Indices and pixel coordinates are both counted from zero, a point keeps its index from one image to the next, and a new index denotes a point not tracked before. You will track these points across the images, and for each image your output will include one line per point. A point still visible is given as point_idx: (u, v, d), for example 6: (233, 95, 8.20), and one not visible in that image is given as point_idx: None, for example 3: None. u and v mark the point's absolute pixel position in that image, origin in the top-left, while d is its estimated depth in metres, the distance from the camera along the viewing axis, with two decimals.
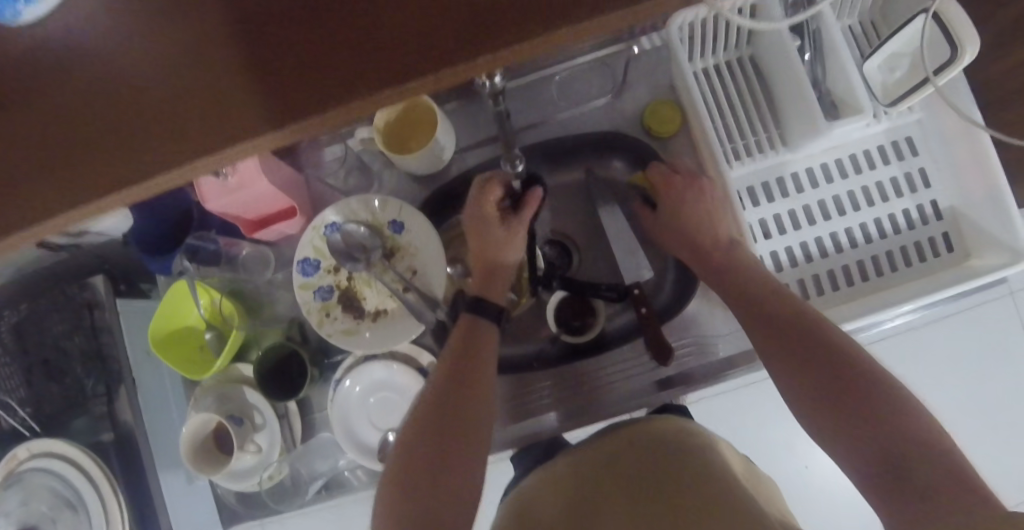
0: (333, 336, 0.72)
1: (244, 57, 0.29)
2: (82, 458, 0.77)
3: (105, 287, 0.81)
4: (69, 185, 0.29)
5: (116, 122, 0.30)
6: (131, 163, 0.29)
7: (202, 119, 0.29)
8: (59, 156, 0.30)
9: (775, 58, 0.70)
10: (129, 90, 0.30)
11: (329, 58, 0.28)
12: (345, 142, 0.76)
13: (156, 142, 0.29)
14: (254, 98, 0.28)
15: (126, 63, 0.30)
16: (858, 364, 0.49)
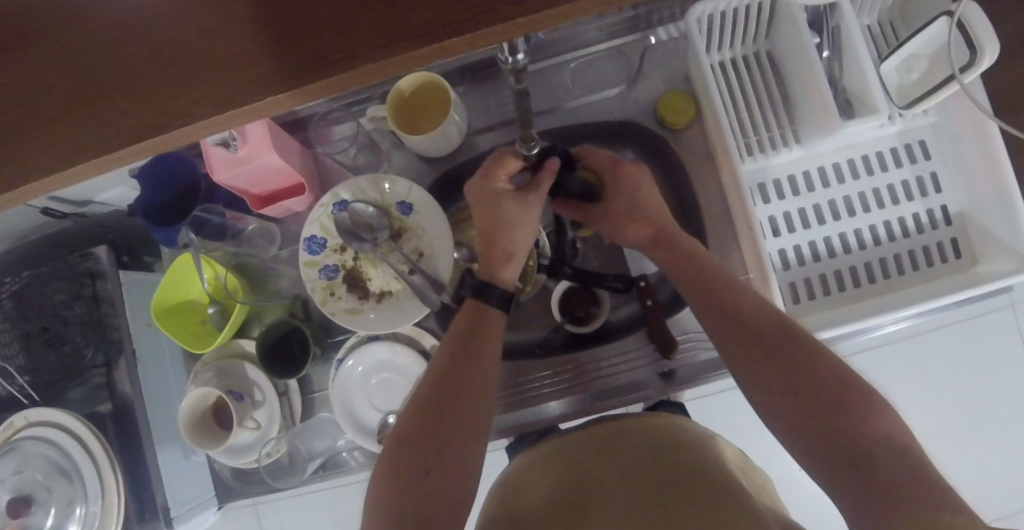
0: (336, 314, 0.72)
1: (268, 11, 0.28)
2: (78, 427, 0.76)
3: (108, 257, 0.81)
4: (97, 128, 0.30)
5: (138, 68, 0.30)
6: (153, 114, 0.29)
7: (221, 72, 0.29)
8: (85, 99, 0.30)
9: (792, 54, 0.69)
10: (148, 37, 0.29)
11: (354, 14, 0.28)
12: (356, 120, 0.76)
13: (176, 93, 0.29)
14: (280, 51, 0.28)
15: (146, 12, 0.30)
16: (814, 356, 0.49)
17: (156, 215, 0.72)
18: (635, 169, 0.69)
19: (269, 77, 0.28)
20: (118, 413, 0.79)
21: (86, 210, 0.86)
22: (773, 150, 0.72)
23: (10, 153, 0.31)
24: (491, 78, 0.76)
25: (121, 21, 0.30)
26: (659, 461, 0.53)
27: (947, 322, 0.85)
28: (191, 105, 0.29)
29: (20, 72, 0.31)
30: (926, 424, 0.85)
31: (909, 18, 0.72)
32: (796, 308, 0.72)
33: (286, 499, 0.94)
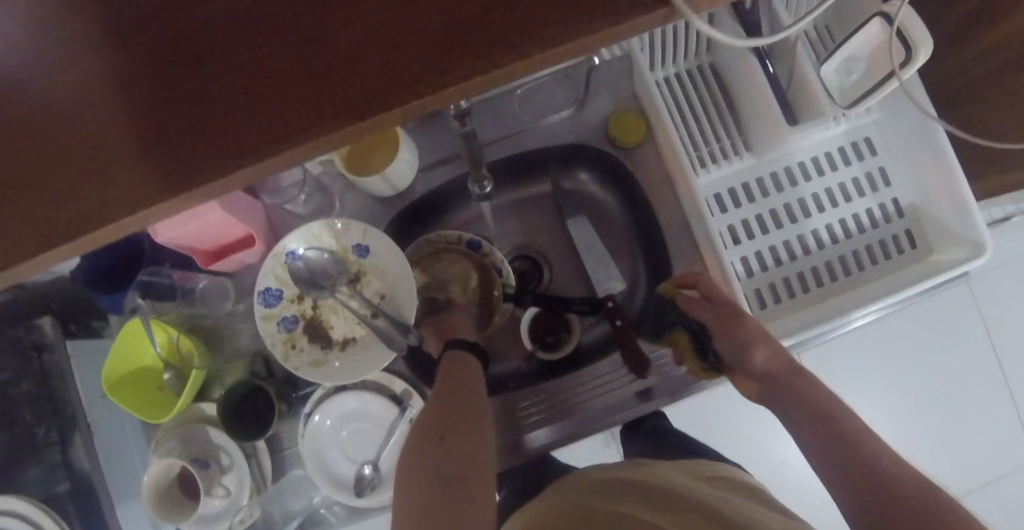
0: (299, 369, 0.69)
1: (196, 107, 0.29)
2: (28, 509, 0.70)
3: (53, 328, 0.77)
4: (19, 237, 0.29)
5: (56, 168, 0.29)
6: (77, 211, 0.29)
7: (152, 160, 0.29)
8: (8, 206, 0.29)
9: (733, 66, 0.70)
10: (76, 129, 0.29)
11: (290, 93, 0.28)
12: (304, 166, 0.74)
13: (104, 187, 0.29)
14: (211, 144, 0.29)
15: (65, 107, 0.30)
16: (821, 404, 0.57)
17: (104, 281, 0.70)
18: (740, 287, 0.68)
19: (206, 163, 0.29)
20: (79, 492, 0.75)
21: (26, 281, 0.80)
22: (725, 159, 0.72)
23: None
24: (440, 111, 0.75)
25: (51, 109, 0.30)
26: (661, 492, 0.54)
27: (915, 318, 0.89)
28: (119, 198, 0.28)
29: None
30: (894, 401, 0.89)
31: (843, 24, 0.73)
32: (763, 314, 0.72)
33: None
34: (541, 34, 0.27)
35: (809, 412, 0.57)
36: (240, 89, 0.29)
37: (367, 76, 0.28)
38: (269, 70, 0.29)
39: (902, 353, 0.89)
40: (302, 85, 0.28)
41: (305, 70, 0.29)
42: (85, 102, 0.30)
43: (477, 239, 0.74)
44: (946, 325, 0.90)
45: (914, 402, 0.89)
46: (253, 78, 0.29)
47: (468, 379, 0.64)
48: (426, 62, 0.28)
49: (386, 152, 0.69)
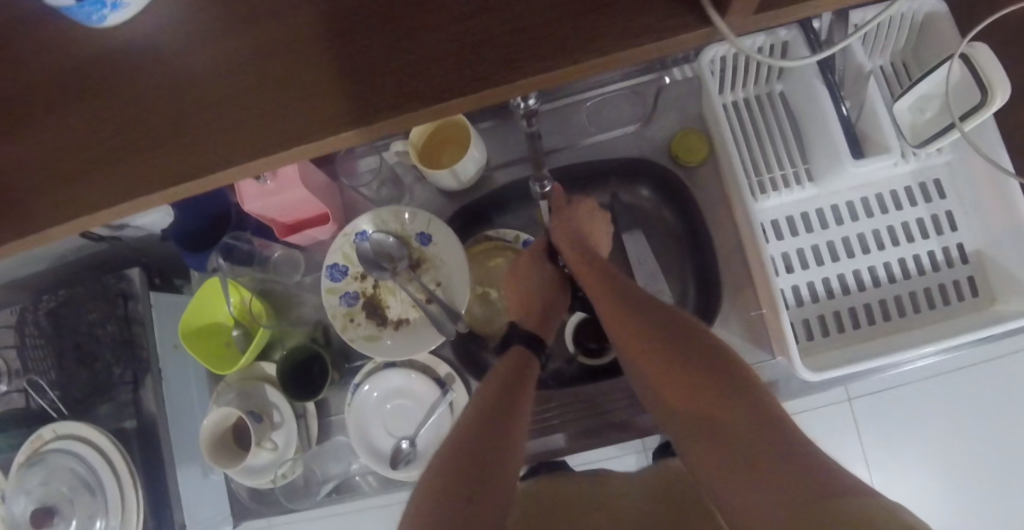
0: (355, 341, 0.74)
1: (303, 67, 0.32)
2: (100, 439, 0.79)
3: (140, 280, 0.84)
4: (148, 170, 0.34)
5: (185, 115, 0.34)
6: (196, 157, 0.33)
7: (258, 119, 0.32)
8: (143, 143, 0.34)
9: (803, 95, 0.71)
10: (203, 83, 0.34)
11: (384, 67, 0.32)
12: (381, 154, 0.79)
13: (219, 139, 0.33)
14: (316, 102, 0.32)
15: (195, 63, 0.34)
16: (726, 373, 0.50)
17: (192, 240, 0.77)
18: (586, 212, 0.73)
19: (307, 121, 0.32)
20: (143, 430, 0.82)
21: (123, 234, 0.88)
22: (786, 187, 0.73)
23: (58, 185, 0.35)
24: (511, 116, 0.79)
25: (181, 68, 0.34)
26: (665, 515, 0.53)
27: (953, 367, 0.90)
28: (232, 145, 0.33)
29: (86, 113, 0.35)
30: (939, 454, 0.90)
31: (921, 59, 0.73)
32: (809, 345, 0.73)
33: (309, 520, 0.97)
34: (599, 41, 0.30)
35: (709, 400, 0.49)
36: (335, 62, 0.32)
37: (455, 59, 0.31)
38: (366, 44, 0.32)
39: (936, 397, 0.90)
40: (395, 63, 0.32)
41: (402, 48, 0.32)
42: (212, 59, 0.34)
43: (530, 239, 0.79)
44: (988, 376, 0.89)
45: (943, 449, 0.90)
46: (351, 50, 0.32)
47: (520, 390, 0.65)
48: (509, 54, 0.31)
49: (458, 151, 0.74)
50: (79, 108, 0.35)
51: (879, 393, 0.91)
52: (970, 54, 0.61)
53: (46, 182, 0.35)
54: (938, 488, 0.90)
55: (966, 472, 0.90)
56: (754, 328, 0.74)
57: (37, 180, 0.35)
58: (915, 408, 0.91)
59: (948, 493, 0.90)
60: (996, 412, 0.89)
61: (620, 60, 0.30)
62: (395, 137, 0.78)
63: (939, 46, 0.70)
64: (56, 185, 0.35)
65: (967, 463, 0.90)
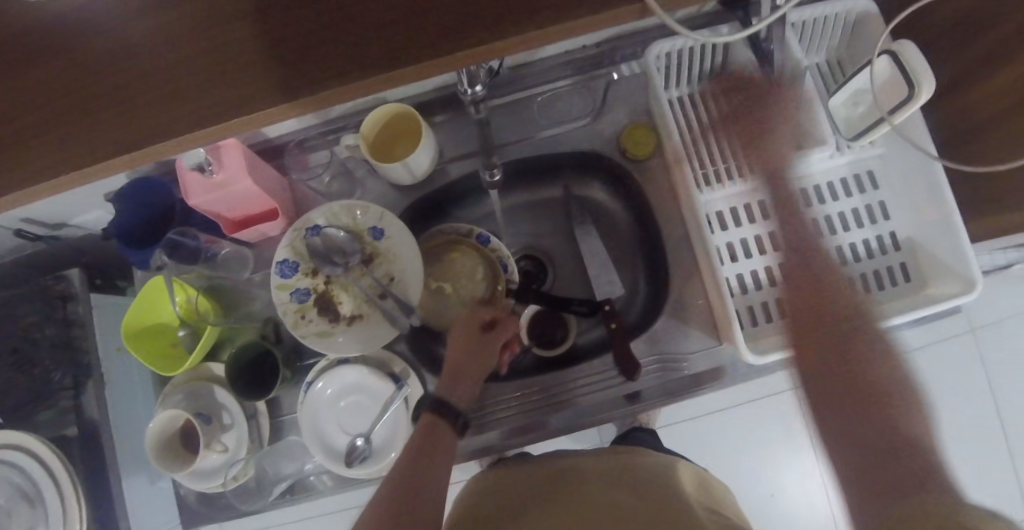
0: (306, 337, 0.72)
1: (229, 44, 0.32)
2: (39, 447, 0.76)
3: (80, 280, 0.82)
4: (68, 145, 0.33)
5: (108, 91, 0.33)
6: (126, 131, 0.33)
7: (186, 97, 0.32)
8: (66, 120, 0.33)
9: (745, 88, 0.74)
10: (125, 60, 0.33)
11: (312, 42, 0.32)
12: (331, 149, 0.79)
13: (147, 117, 0.33)
14: (242, 80, 0.32)
15: (116, 41, 0.33)
16: (850, 321, 0.58)
17: (134, 237, 0.75)
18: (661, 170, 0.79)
19: (237, 100, 0.32)
20: (87, 437, 0.79)
21: (61, 234, 0.87)
22: (731, 179, 0.76)
23: None
24: (463, 110, 0.79)
25: (107, 45, 0.33)
26: (612, 501, 0.55)
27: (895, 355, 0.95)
28: (159, 121, 0.33)
29: (5, 90, 0.34)
30: None
31: (854, 56, 0.77)
32: (755, 330, 0.75)
33: (273, 526, 0.96)
34: (536, 16, 0.30)
35: (829, 370, 0.55)
36: (258, 36, 0.32)
37: (384, 32, 0.31)
38: (287, 21, 0.32)
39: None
40: (324, 40, 0.32)
41: (327, 23, 0.32)
42: (133, 36, 0.33)
43: (486, 234, 0.78)
44: (938, 363, 0.93)
45: None
46: (276, 27, 0.32)
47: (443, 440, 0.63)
48: (442, 29, 0.31)
49: (409, 143, 0.74)
50: (1, 87, 0.34)
51: None
52: (899, 50, 0.64)
53: None
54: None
55: None
56: (704, 316, 0.76)
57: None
58: None
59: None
60: (938, 394, 0.93)
61: (555, 37, 0.31)
62: (346, 131, 0.77)
63: (870, 43, 0.73)
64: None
65: None
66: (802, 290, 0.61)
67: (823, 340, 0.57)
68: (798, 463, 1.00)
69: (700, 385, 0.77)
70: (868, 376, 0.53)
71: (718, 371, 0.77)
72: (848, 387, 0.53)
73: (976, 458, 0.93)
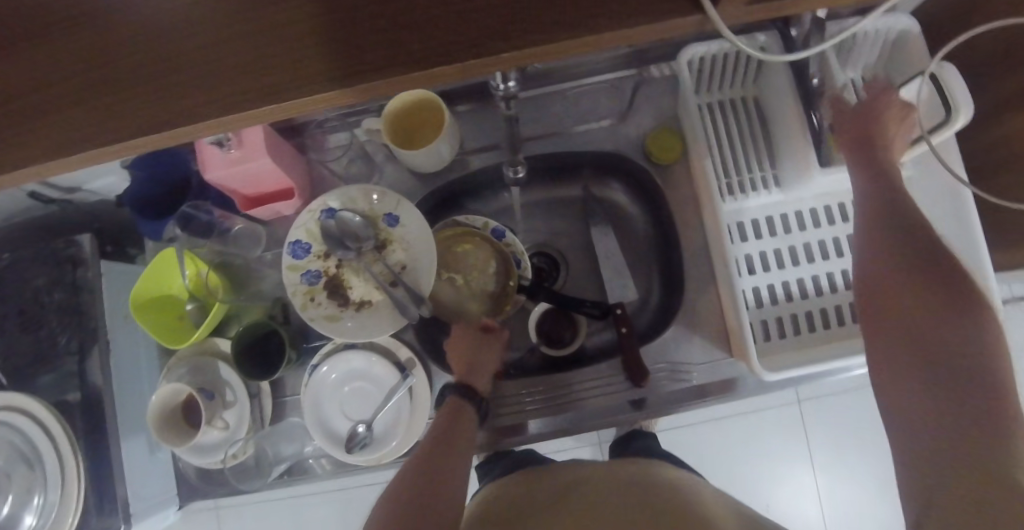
0: (315, 320, 0.72)
1: (275, 32, 0.33)
2: (42, 411, 0.76)
3: (92, 245, 0.80)
4: (99, 122, 0.33)
5: (147, 71, 0.33)
6: (160, 110, 0.33)
7: (226, 81, 0.32)
8: (99, 97, 0.33)
9: (776, 100, 0.72)
10: (169, 42, 0.33)
11: (359, 36, 0.32)
12: (352, 131, 0.78)
13: (183, 98, 0.32)
14: (283, 68, 0.32)
15: (162, 22, 0.34)
16: (957, 272, 0.48)
17: (148, 207, 0.74)
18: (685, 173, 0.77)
19: (277, 86, 0.32)
20: (87, 404, 0.78)
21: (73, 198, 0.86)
22: (756, 191, 0.74)
23: (11, 136, 0.34)
24: (488, 102, 0.79)
25: (153, 25, 0.34)
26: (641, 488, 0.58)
27: None
28: (195, 104, 0.32)
29: (44, 61, 0.34)
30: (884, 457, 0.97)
31: (891, 72, 0.75)
32: (767, 345, 0.74)
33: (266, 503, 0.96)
34: (589, 23, 0.31)
35: (895, 295, 0.49)
36: (305, 27, 0.32)
37: (433, 32, 0.32)
38: (335, 16, 0.32)
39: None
40: (375, 35, 0.32)
41: (377, 22, 0.33)
42: (179, 20, 0.34)
43: (502, 228, 0.78)
44: None
45: None
46: (325, 19, 0.32)
47: (464, 429, 0.65)
48: (491, 31, 0.32)
49: (431, 130, 0.72)
50: (40, 57, 0.34)
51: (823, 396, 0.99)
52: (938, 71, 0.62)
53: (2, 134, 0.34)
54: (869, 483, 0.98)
55: None
56: (716, 326, 0.75)
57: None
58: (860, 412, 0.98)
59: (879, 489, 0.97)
60: None
61: (603, 42, 0.32)
62: (368, 115, 0.76)
63: (910, 62, 0.71)
64: (9, 133, 0.34)
65: None
66: (902, 237, 0.52)
67: (897, 272, 0.50)
68: (799, 478, 0.99)
69: (706, 397, 0.76)
70: (923, 255, 0.50)
71: (728, 383, 0.76)
72: (903, 258, 0.50)
73: None
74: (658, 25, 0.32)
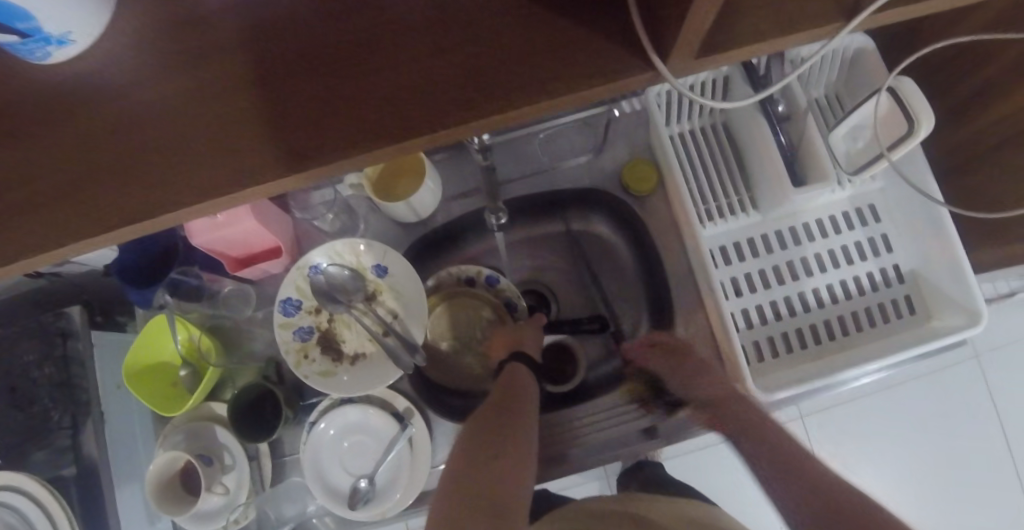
0: (309, 377, 0.72)
1: (255, 115, 0.34)
2: (37, 491, 0.75)
3: (81, 318, 0.81)
4: (92, 214, 0.34)
5: (133, 161, 0.34)
6: (149, 197, 0.34)
7: (212, 164, 0.34)
8: (88, 188, 0.34)
9: (744, 125, 0.75)
10: (151, 130, 0.35)
11: (333, 115, 0.34)
12: (335, 187, 0.78)
13: (171, 185, 0.34)
14: (268, 149, 0.33)
15: (142, 111, 0.35)
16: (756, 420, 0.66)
17: (131, 276, 0.73)
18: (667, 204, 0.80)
19: (260, 167, 0.33)
20: (83, 478, 0.77)
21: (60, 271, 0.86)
22: (732, 216, 0.76)
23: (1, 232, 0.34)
24: (466, 148, 0.80)
25: (134, 115, 0.35)
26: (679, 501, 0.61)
27: (896, 383, 0.98)
28: (182, 189, 0.33)
29: (26, 152, 0.35)
30: (894, 463, 0.97)
31: (852, 91, 0.78)
32: (761, 366, 0.75)
33: None
34: (549, 87, 0.33)
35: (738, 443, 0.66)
36: (282, 109, 0.34)
37: (404, 106, 0.34)
38: (310, 98, 0.34)
39: (886, 412, 0.97)
40: (346, 111, 0.34)
41: (346, 98, 0.34)
42: (158, 107, 0.35)
43: (494, 275, 0.78)
44: (938, 388, 0.98)
45: (894, 455, 0.97)
46: (302, 102, 0.34)
47: (519, 394, 0.69)
48: (460, 101, 0.33)
49: (415, 179, 0.73)
50: (19, 154, 0.35)
51: (829, 408, 0.97)
52: (898, 87, 0.65)
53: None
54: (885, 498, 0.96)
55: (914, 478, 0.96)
56: (708, 351, 0.76)
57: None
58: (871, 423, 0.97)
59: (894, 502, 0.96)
60: (940, 419, 0.97)
61: (567, 104, 0.34)
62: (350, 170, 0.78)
63: (869, 79, 0.74)
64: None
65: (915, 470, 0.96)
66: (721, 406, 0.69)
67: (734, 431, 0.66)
68: None
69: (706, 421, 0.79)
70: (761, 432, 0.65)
71: None
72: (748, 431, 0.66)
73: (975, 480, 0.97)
74: (614, 85, 0.34)
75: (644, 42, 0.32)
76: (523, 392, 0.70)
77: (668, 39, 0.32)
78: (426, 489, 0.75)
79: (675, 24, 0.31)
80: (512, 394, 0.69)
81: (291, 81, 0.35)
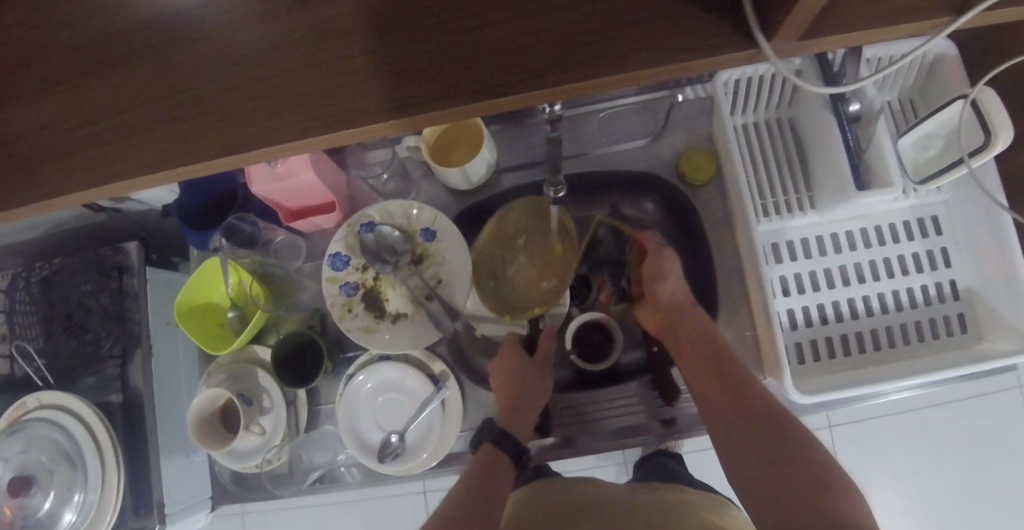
0: (352, 332, 0.74)
1: (351, 59, 0.35)
2: (85, 412, 0.78)
3: (137, 255, 0.83)
4: (193, 139, 0.36)
5: (231, 94, 0.36)
6: (244, 129, 0.35)
7: (305, 103, 0.35)
8: (194, 116, 0.36)
9: (811, 123, 0.73)
10: (250, 64, 0.36)
11: (425, 65, 0.35)
12: (392, 147, 0.79)
13: (265, 120, 0.35)
14: (363, 95, 0.35)
15: (246, 46, 0.36)
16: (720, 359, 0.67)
17: (194, 219, 0.77)
18: (721, 197, 0.78)
19: (352, 111, 0.34)
20: (129, 406, 0.80)
21: (123, 208, 0.89)
22: (790, 212, 0.75)
23: (114, 151, 0.37)
24: (524, 122, 0.80)
25: (238, 50, 0.36)
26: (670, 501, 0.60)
27: (932, 404, 0.95)
28: (275, 124, 0.35)
29: (143, 78, 0.37)
30: (918, 484, 0.95)
31: (928, 97, 0.75)
32: (801, 368, 0.74)
33: (292, 508, 1.00)
34: (646, 57, 0.33)
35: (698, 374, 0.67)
36: (374, 56, 0.35)
37: (497, 63, 0.34)
38: (405, 47, 0.35)
39: (917, 431, 0.95)
40: (434, 63, 0.35)
41: (438, 51, 0.35)
42: (260, 43, 0.36)
43: None
44: (976, 414, 0.95)
45: (919, 476, 0.95)
46: (394, 51, 0.35)
47: (497, 469, 0.66)
48: (554, 63, 0.34)
49: (468, 147, 0.74)
50: (135, 80, 0.37)
51: (858, 422, 0.96)
52: (986, 107, 0.61)
53: (107, 149, 0.37)
54: (904, 516, 0.94)
55: (938, 502, 0.94)
56: (747, 348, 0.75)
57: (92, 142, 0.38)
58: (897, 441, 0.95)
59: (913, 521, 0.94)
60: (974, 446, 0.94)
61: (660, 75, 0.34)
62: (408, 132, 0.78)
63: (948, 85, 0.71)
64: (106, 149, 0.37)
65: (940, 493, 0.94)
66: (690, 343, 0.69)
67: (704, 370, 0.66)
68: None
69: None
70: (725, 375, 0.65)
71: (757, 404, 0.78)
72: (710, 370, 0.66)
73: (1005, 511, 0.94)
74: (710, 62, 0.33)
75: (750, 20, 0.32)
76: (499, 471, 0.66)
77: (775, 20, 0.32)
78: (453, 453, 0.77)
79: (782, 6, 0.31)
80: (487, 470, 0.65)
81: (385, 29, 0.35)
